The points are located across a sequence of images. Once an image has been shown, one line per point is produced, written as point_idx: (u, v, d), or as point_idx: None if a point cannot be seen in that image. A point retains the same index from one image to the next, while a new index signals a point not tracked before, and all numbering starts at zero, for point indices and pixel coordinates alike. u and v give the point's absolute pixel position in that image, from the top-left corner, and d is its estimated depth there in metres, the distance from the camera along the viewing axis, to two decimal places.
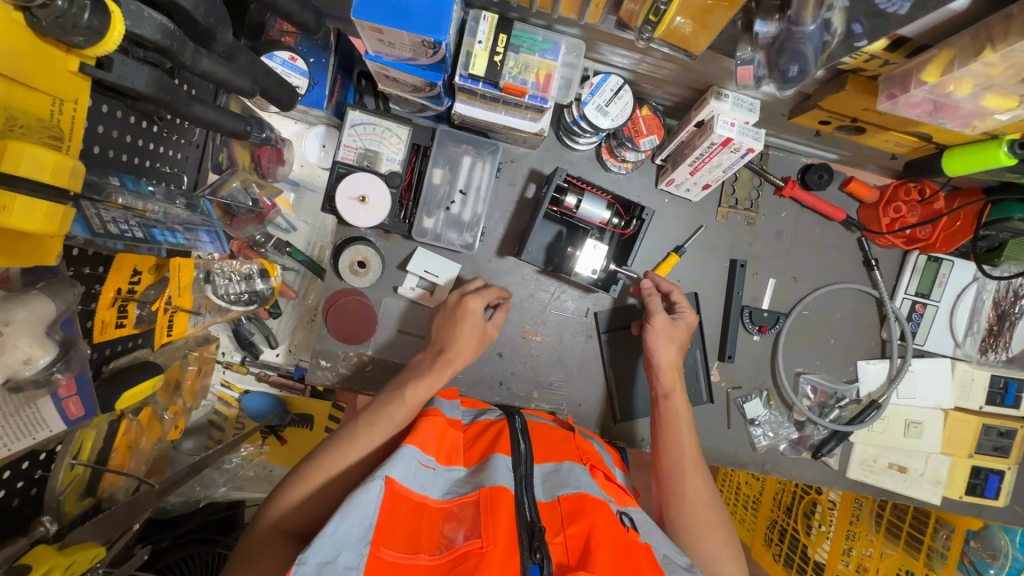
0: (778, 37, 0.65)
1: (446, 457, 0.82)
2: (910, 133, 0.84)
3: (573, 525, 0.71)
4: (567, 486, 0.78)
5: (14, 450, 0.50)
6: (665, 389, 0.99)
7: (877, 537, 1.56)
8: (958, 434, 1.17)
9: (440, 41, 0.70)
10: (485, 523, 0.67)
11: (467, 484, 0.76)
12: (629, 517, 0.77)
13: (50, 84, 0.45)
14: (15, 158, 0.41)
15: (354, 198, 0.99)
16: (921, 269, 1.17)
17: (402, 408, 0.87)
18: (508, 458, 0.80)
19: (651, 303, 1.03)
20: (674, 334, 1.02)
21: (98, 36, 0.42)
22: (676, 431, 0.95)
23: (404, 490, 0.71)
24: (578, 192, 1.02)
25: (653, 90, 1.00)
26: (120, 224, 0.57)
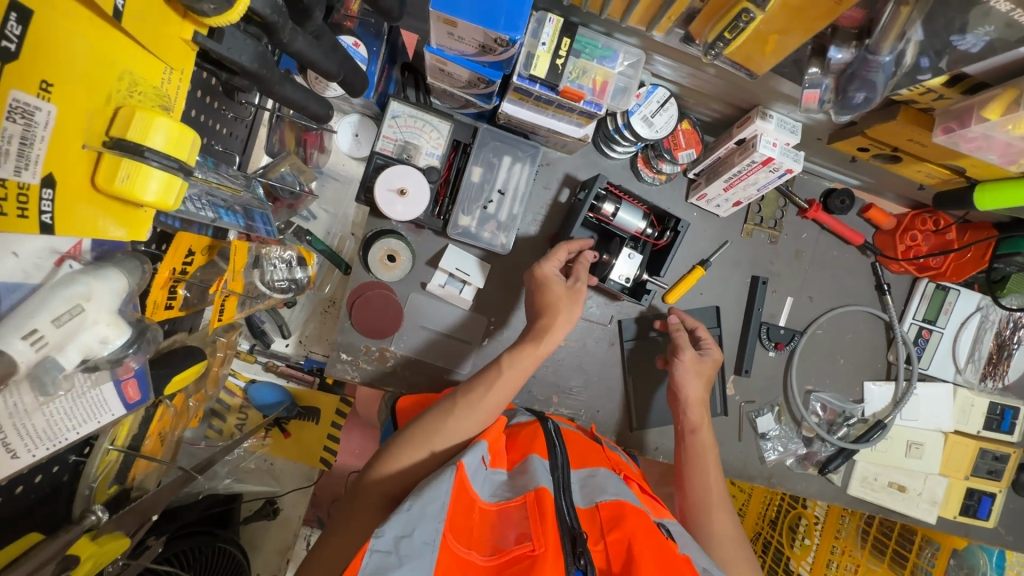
0: (852, 64, 0.67)
1: (496, 458, 0.82)
2: (946, 166, 0.87)
3: (614, 530, 0.70)
4: (604, 492, 0.77)
5: (81, 433, 0.49)
6: (692, 424, 1.02)
7: (861, 553, 1.61)
8: (957, 457, 1.22)
9: (514, 40, 0.70)
10: (535, 527, 0.66)
11: (510, 488, 0.75)
12: (666, 528, 0.77)
13: (165, 51, 0.44)
14: (142, 129, 0.41)
15: (393, 190, 0.97)
16: (929, 297, 1.22)
17: (505, 378, 0.85)
18: (546, 462, 0.79)
19: (680, 338, 1.06)
20: (703, 368, 1.04)
21: (226, 7, 0.41)
22: (704, 469, 0.98)
23: (468, 480, 0.71)
24: (616, 200, 1.02)
25: (695, 105, 1.02)
26: (195, 204, 0.56)
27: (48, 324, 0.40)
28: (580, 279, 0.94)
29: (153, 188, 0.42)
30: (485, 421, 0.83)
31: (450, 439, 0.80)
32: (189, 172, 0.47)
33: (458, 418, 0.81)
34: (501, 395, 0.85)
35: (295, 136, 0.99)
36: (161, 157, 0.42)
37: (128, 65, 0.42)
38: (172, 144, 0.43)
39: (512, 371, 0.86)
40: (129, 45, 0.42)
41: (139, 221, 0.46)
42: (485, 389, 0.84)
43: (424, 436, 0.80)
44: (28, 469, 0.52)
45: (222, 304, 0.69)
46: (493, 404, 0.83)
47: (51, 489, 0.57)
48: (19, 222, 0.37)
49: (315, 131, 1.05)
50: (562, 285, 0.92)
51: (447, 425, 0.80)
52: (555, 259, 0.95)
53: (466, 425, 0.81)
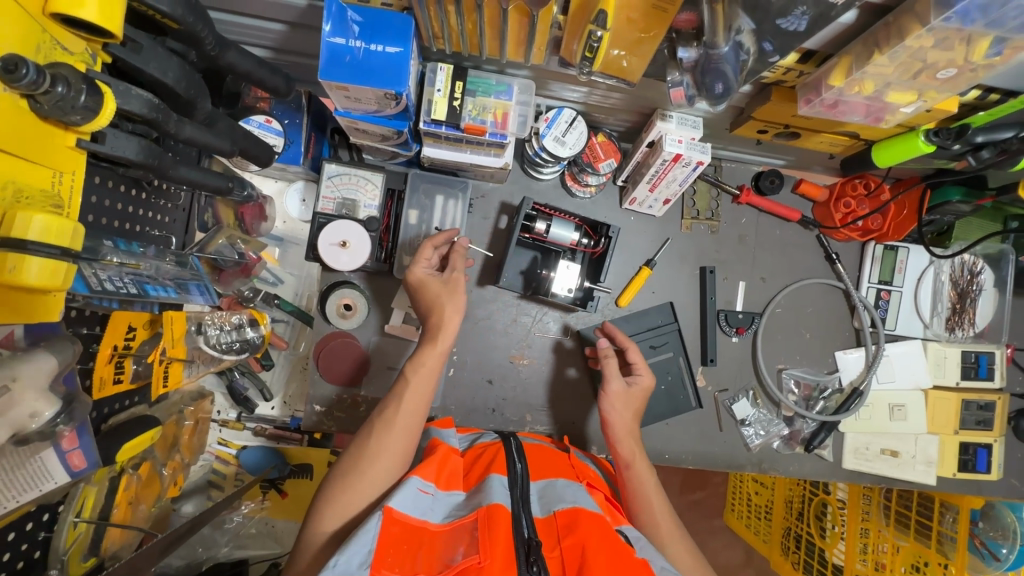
0: (700, 61, 0.73)
1: (446, 483, 0.86)
2: (840, 133, 0.91)
3: (569, 536, 0.75)
4: (562, 500, 0.83)
5: (21, 501, 0.54)
6: (626, 458, 0.95)
7: (888, 529, 1.57)
8: (941, 412, 1.20)
9: (402, 92, 0.77)
10: (483, 540, 0.72)
11: (466, 507, 0.81)
12: (625, 534, 0.80)
13: (51, 159, 0.51)
14: (21, 225, 0.47)
15: (336, 243, 1.04)
16: (880, 259, 1.24)
17: (426, 366, 0.90)
18: (503, 478, 0.86)
19: (607, 367, 1.03)
20: (631, 400, 1.03)
21: (93, 114, 0.49)
22: (646, 499, 0.91)
23: (403, 516, 0.75)
24: (547, 218, 1.08)
25: (605, 118, 1.09)
26: (113, 281, 0.60)
27: None
28: (455, 267, 1.00)
29: (35, 271, 0.48)
30: (418, 419, 0.88)
31: (396, 440, 0.84)
32: (77, 250, 0.53)
33: (397, 418, 0.85)
34: (426, 389, 0.89)
35: (233, 211, 0.99)
36: (44, 247, 0.49)
37: (13, 176, 0.48)
38: (52, 233, 0.49)
39: (432, 357, 0.91)
40: (8, 159, 0.48)
41: (49, 305, 0.53)
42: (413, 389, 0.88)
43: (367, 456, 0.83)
44: None
45: (165, 371, 0.74)
46: (420, 392, 0.88)
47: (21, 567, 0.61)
48: None
49: (255, 203, 1.03)
50: (435, 282, 0.96)
51: (388, 430, 0.84)
52: (423, 260, 0.99)
53: (401, 432, 0.85)
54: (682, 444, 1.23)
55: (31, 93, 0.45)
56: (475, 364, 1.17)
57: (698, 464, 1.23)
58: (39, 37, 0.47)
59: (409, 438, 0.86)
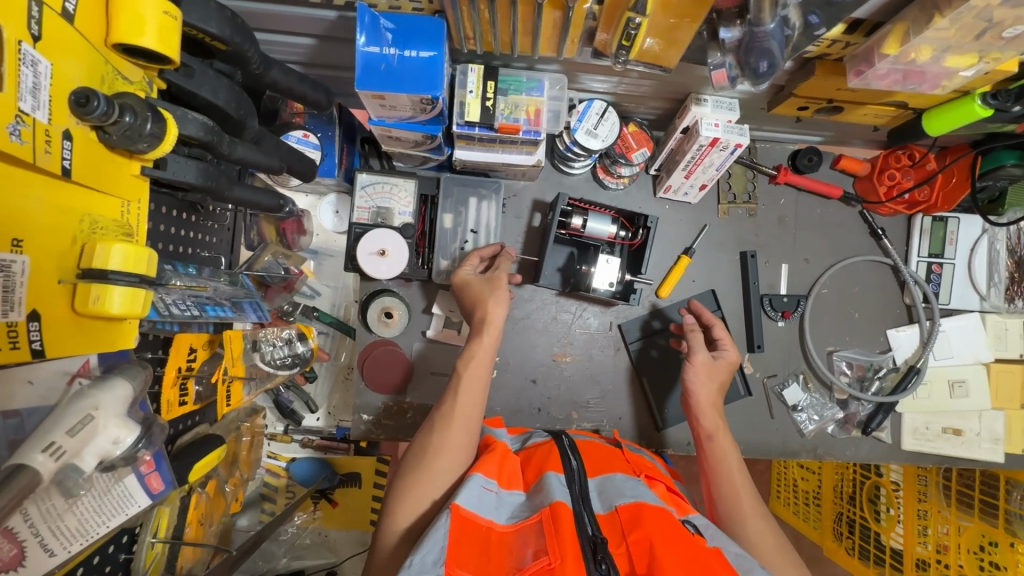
0: (743, 40, 0.71)
1: (508, 481, 0.87)
2: (887, 103, 0.88)
3: (634, 531, 0.74)
4: (623, 496, 0.82)
5: (112, 526, 0.57)
6: (708, 430, 0.92)
7: (949, 511, 1.50)
8: (1007, 386, 1.15)
9: (437, 96, 0.77)
10: (552, 540, 0.72)
11: (529, 507, 0.81)
12: (692, 524, 0.80)
13: (119, 189, 0.52)
14: (102, 256, 0.49)
15: (374, 252, 1.04)
16: (929, 231, 1.20)
17: (478, 359, 0.89)
18: (562, 475, 0.86)
19: (693, 340, 1.00)
20: (716, 371, 0.98)
21: (157, 140, 0.49)
22: (728, 474, 0.87)
23: (469, 514, 0.76)
24: (583, 212, 1.06)
25: (636, 106, 1.07)
26: (178, 304, 0.62)
27: (63, 436, 0.48)
28: (500, 267, 1.00)
29: (118, 301, 0.49)
30: (476, 412, 0.87)
31: (457, 434, 0.85)
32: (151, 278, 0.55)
33: (456, 412, 0.86)
34: (481, 381, 0.89)
35: (274, 226, 1.01)
36: (123, 275, 0.50)
37: (87, 209, 0.49)
38: (130, 260, 0.50)
39: (482, 349, 0.90)
40: (80, 193, 0.48)
41: (124, 333, 0.55)
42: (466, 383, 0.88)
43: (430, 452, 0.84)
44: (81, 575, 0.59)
45: (228, 390, 0.76)
46: (475, 385, 0.88)
47: None
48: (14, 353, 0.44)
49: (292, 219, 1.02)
50: (477, 281, 0.97)
51: (449, 425, 0.85)
52: (469, 265, 1.01)
53: (460, 427, 0.85)
54: (733, 434, 1.20)
55: (100, 124, 0.46)
56: (518, 365, 1.16)
57: (750, 453, 1.21)
58: (101, 68, 0.48)
59: (469, 432, 0.86)
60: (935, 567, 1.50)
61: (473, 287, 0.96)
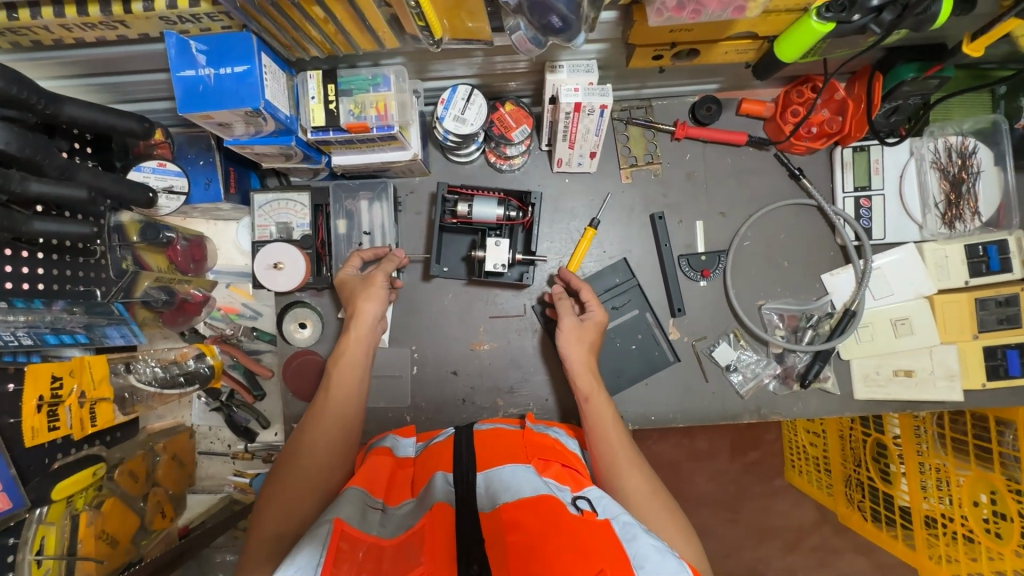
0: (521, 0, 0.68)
1: (394, 498, 0.88)
2: (736, 36, 0.84)
3: (512, 533, 0.73)
4: (507, 493, 0.81)
5: None
6: (585, 392, 1.00)
7: (947, 460, 1.38)
8: (953, 317, 1.05)
9: (261, 107, 0.79)
10: (428, 550, 0.73)
11: (415, 515, 0.82)
12: (586, 500, 0.82)
13: None
14: None
15: (271, 266, 1.08)
16: (852, 163, 1.12)
17: (352, 356, 0.95)
18: (451, 473, 0.87)
19: (559, 307, 1.07)
20: (584, 333, 1.04)
21: None
22: (604, 433, 0.94)
23: (352, 529, 0.75)
24: (467, 199, 1.05)
25: (506, 85, 1.06)
26: (2, 336, 0.72)
27: None
28: (381, 268, 1.00)
29: None
30: (349, 407, 0.92)
31: (330, 430, 0.89)
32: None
33: (329, 409, 0.91)
34: (352, 379, 0.94)
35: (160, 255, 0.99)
36: None
37: None
38: None
39: (353, 347, 0.96)
40: None
41: None
42: (338, 380, 0.93)
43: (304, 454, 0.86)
44: None
45: (92, 411, 0.82)
46: (346, 383, 0.94)
47: None
48: None
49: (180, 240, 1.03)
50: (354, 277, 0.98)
51: (324, 419, 0.89)
52: (352, 265, 1.02)
53: (331, 424, 0.89)
54: (669, 403, 1.16)
55: None
56: (436, 359, 1.17)
57: (689, 420, 1.16)
58: None
59: (341, 428, 0.90)
60: (944, 525, 1.38)
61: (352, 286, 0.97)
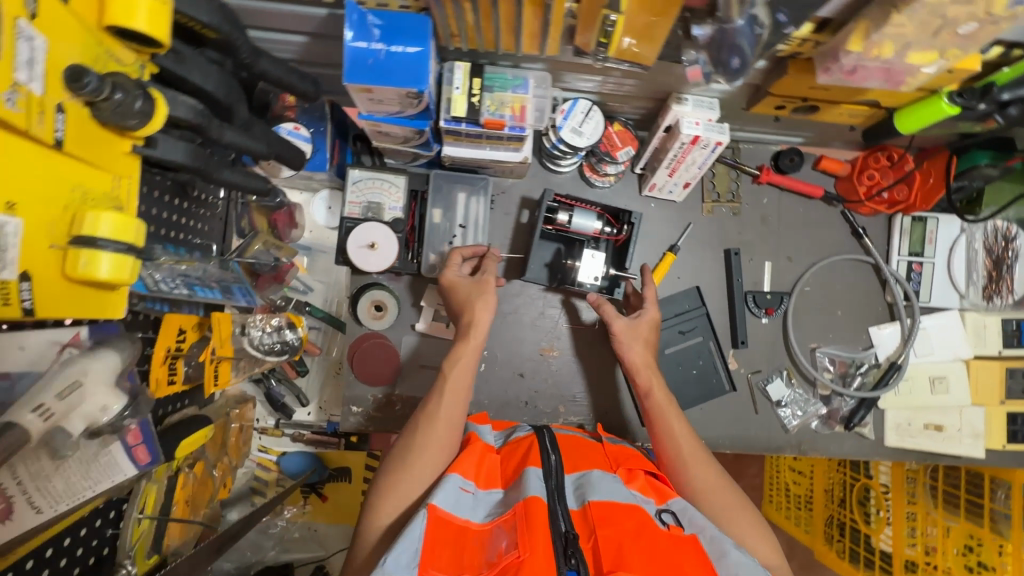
0: (715, 37, 0.74)
1: (485, 481, 0.90)
2: (858, 102, 0.91)
3: (604, 528, 0.77)
4: (597, 491, 0.84)
5: (96, 489, 0.67)
6: (644, 387, 1.03)
7: (936, 511, 1.50)
8: (984, 381, 1.17)
9: (423, 91, 0.80)
10: (523, 535, 0.75)
11: (505, 505, 0.84)
12: (670, 514, 0.84)
13: (111, 164, 0.58)
14: (93, 223, 0.55)
15: (364, 246, 1.07)
16: (908, 230, 1.22)
17: (465, 363, 0.97)
18: (540, 469, 0.87)
19: (608, 312, 1.10)
20: (638, 331, 1.08)
21: (148, 116, 0.56)
22: (668, 427, 0.98)
23: (446, 514, 0.79)
24: (568, 209, 1.09)
25: (620, 106, 1.10)
26: (168, 283, 0.72)
27: (52, 398, 0.59)
28: (488, 271, 1.04)
29: (105, 267, 0.55)
30: (460, 412, 0.94)
31: (440, 433, 0.91)
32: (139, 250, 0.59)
33: (440, 413, 0.92)
34: (465, 385, 0.96)
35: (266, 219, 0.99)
36: (112, 243, 0.56)
37: (80, 183, 0.55)
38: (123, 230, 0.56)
39: (467, 352, 0.98)
40: (79, 167, 0.54)
41: (111, 300, 0.61)
42: (450, 386, 0.95)
43: (415, 452, 0.89)
44: None
45: (215, 370, 0.85)
46: (458, 388, 0.95)
47: None
48: (5, 309, 0.49)
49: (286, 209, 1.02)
50: (466, 284, 1.02)
51: (435, 421, 0.92)
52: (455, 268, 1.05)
53: (442, 430, 0.91)
54: (719, 429, 1.22)
55: (94, 101, 0.52)
56: (506, 359, 1.18)
57: (735, 447, 1.22)
58: (96, 49, 0.53)
59: (451, 433, 0.93)
60: (924, 570, 1.48)
61: (462, 293, 1.01)
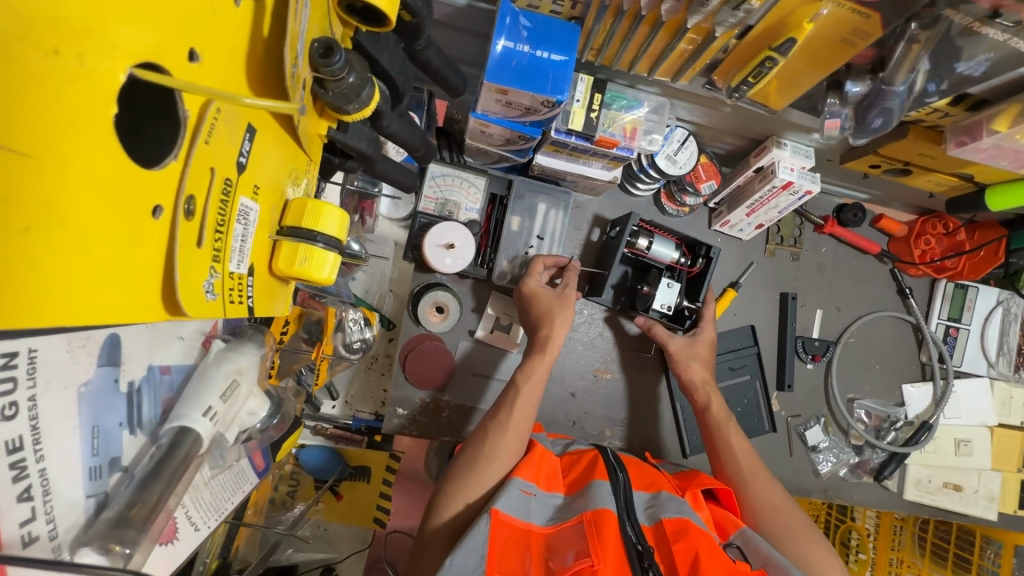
0: (868, 95, 0.75)
1: (546, 482, 0.88)
2: (954, 173, 0.94)
3: (679, 541, 0.76)
4: (668, 510, 0.83)
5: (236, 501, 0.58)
6: (703, 403, 1.05)
7: (923, 561, 1.57)
8: (1005, 449, 1.25)
9: (560, 100, 0.76)
10: (595, 545, 0.73)
11: (568, 511, 0.82)
12: (735, 549, 0.84)
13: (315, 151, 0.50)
14: (314, 217, 0.47)
15: (441, 245, 1.01)
16: (950, 297, 1.27)
17: (538, 374, 0.93)
18: (608, 483, 0.85)
19: (659, 331, 1.10)
20: (699, 351, 1.09)
21: (361, 104, 0.45)
22: (728, 445, 0.99)
23: (508, 518, 0.77)
24: (649, 235, 1.06)
25: (710, 140, 1.10)
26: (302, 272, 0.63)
27: (217, 400, 0.50)
28: (569, 283, 1.03)
29: (325, 266, 0.48)
30: (527, 424, 0.90)
31: (509, 444, 0.87)
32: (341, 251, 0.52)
33: (511, 424, 0.88)
34: (534, 396, 0.92)
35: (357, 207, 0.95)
36: (328, 238, 0.48)
37: (294, 173, 0.47)
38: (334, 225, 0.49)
39: (543, 364, 0.94)
40: (293, 152, 0.46)
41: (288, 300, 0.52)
42: (521, 398, 0.91)
43: (482, 462, 0.85)
44: None
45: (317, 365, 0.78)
46: (530, 399, 0.91)
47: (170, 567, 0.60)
48: (237, 309, 0.41)
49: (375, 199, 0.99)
50: (549, 294, 1.00)
51: (505, 432, 0.87)
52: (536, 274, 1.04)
53: (511, 441, 0.87)
54: None
55: (322, 78, 0.41)
56: (559, 377, 1.16)
57: None
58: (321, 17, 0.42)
59: (518, 446, 0.88)
60: None
61: (541, 302, 0.99)
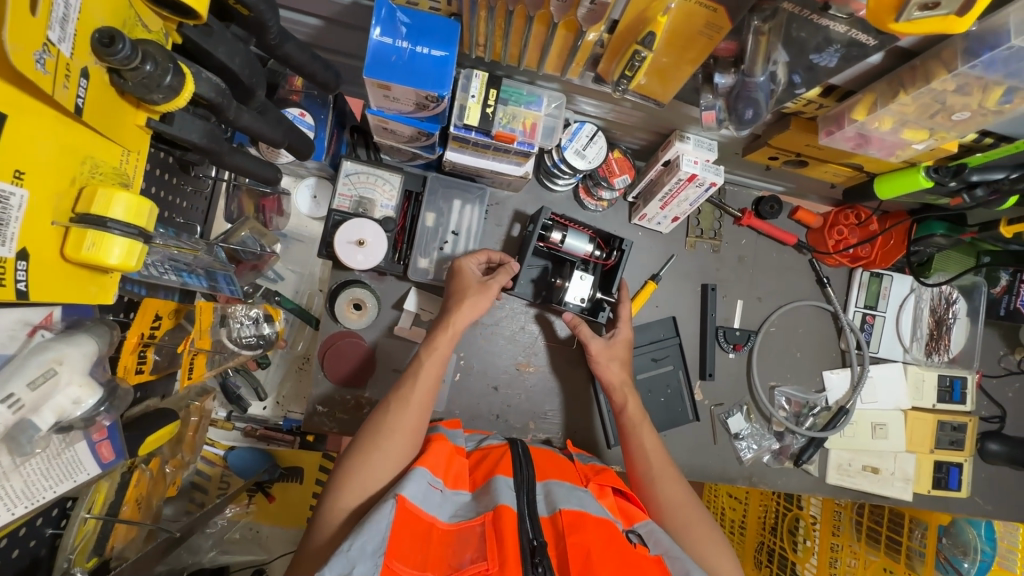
0: (735, 87, 0.78)
1: (453, 481, 0.88)
2: (845, 164, 0.97)
3: (573, 534, 0.75)
4: (568, 501, 0.82)
5: (58, 490, 0.62)
6: (619, 404, 1.06)
7: (859, 545, 1.58)
8: (919, 431, 1.28)
9: (443, 95, 0.78)
10: (491, 549, 0.72)
11: (473, 509, 0.81)
12: (635, 535, 0.83)
13: (123, 137, 0.57)
14: (105, 205, 0.53)
15: (352, 242, 1.02)
16: (867, 284, 1.31)
17: (440, 349, 0.95)
18: (510, 478, 0.86)
19: (583, 331, 1.11)
20: (615, 352, 1.11)
21: (174, 94, 0.56)
22: (640, 445, 1.00)
23: (414, 507, 0.76)
24: (562, 228, 1.08)
25: (622, 135, 1.13)
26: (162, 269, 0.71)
27: (24, 388, 0.54)
28: (497, 277, 1.04)
29: (115, 252, 0.54)
30: (429, 398, 0.92)
31: (410, 417, 0.88)
32: (148, 237, 0.59)
33: (413, 397, 0.90)
34: (438, 371, 0.94)
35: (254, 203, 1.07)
36: (121, 226, 0.54)
37: (93, 155, 0.54)
38: (132, 211, 0.55)
39: (446, 339, 0.96)
40: (89, 138, 0.54)
41: (106, 286, 0.59)
42: (424, 373, 0.93)
43: (383, 437, 0.86)
44: (6, 544, 0.63)
45: (191, 363, 0.84)
46: (432, 373, 0.93)
47: (28, 563, 0.67)
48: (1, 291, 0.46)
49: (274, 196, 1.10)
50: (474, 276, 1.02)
51: (406, 405, 0.89)
52: (474, 258, 1.07)
53: (411, 413, 0.89)
54: (680, 457, 1.25)
55: (120, 69, 0.51)
56: (482, 371, 1.17)
57: (691, 475, 1.25)
58: (125, 12, 0.52)
59: (420, 420, 0.90)
60: None
61: (464, 289, 1.01)
